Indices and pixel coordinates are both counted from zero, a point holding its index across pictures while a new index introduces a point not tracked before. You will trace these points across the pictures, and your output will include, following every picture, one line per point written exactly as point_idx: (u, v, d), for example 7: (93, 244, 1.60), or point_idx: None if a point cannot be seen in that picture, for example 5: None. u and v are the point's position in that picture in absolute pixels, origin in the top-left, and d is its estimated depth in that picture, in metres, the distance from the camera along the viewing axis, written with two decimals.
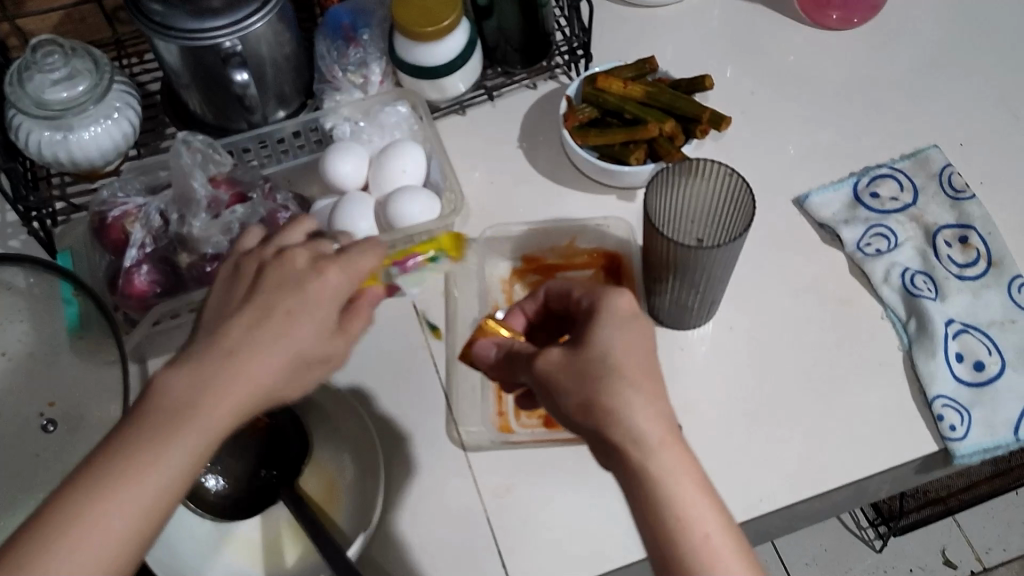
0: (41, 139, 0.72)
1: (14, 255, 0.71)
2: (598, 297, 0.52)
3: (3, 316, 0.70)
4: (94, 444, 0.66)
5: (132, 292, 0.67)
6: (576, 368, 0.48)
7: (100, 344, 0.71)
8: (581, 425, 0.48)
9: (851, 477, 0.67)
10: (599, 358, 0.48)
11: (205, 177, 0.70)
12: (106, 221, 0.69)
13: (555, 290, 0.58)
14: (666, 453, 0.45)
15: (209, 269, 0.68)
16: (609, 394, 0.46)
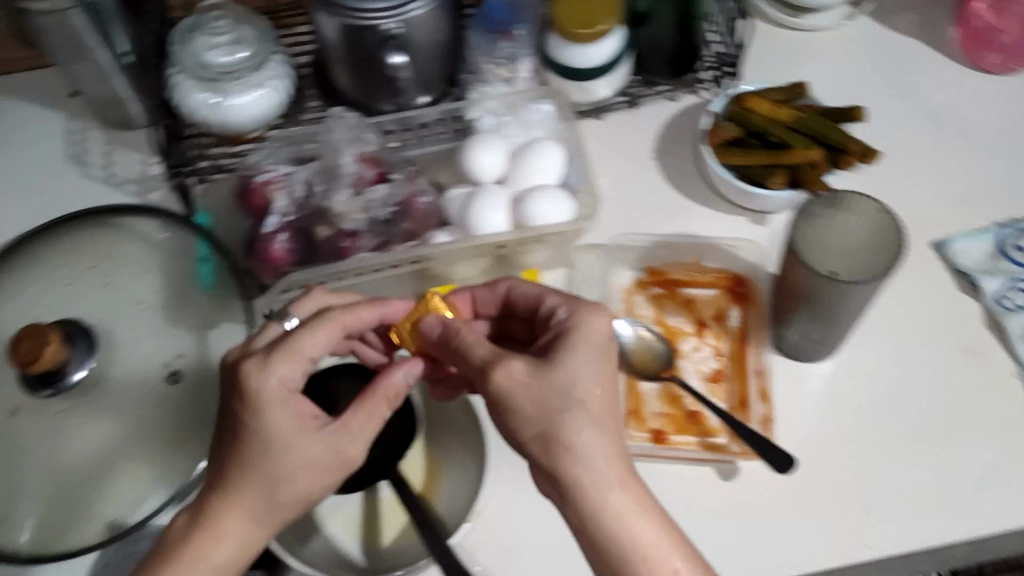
0: (195, 100, 0.75)
1: (151, 208, 0.73)
2: (575, 325, 0.58)
3: (136, 268, 0.72)
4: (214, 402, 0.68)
5: (268, 258, 0.68)
6: (537, 394, 0.54)
7: (227, 303, 0.73)
8: (542, 459, 0.54)
9: (966, 534, 0.65)
10: (550, 392, 0.54)
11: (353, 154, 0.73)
12: (252, 185, 0.71)
13: (522, 292, 0.65)
14: (611, 495, 0.53)
15: (343, 245, 0.69)
16: (568, 429, 0.53)
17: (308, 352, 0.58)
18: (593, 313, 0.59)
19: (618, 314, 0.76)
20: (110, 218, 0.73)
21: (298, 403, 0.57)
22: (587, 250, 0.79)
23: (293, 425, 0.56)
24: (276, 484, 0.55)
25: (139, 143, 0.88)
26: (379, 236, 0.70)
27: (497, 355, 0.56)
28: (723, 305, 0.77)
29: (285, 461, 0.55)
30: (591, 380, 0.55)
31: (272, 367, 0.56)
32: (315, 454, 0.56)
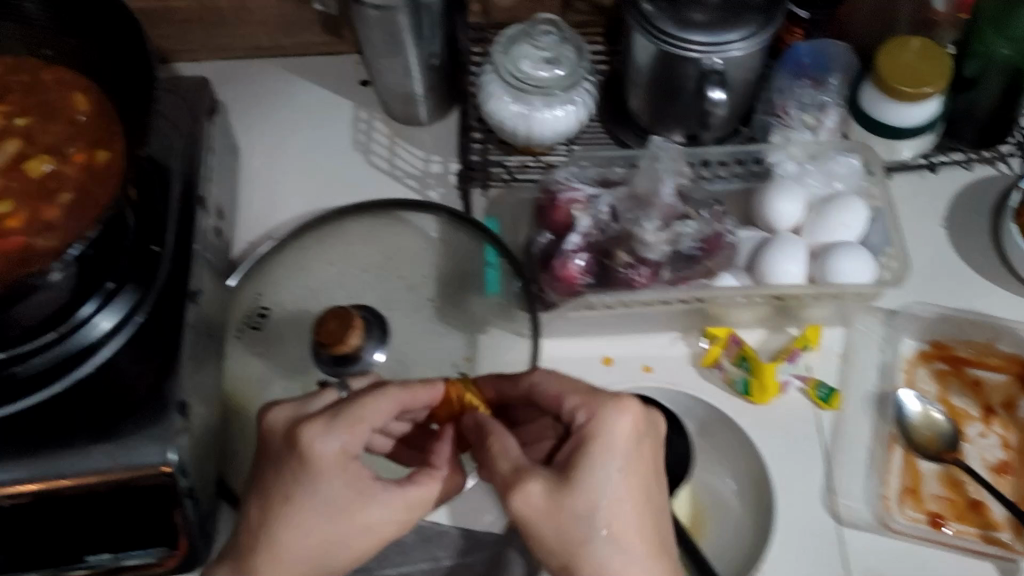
0: (501, 108, 0.77)
1: (427, 203, 0.80)
2: (587, 433, 0.56)
3: (418, 251, 0.78)
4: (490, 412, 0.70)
5: (563, 275, 0.69)
6: (570, 526, 0.54)
7: (510, 311, 0.74)
8: None
9: None
10: (563, 512, 0.54)
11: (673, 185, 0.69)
12: (556, 201, 0.71)
13: (543, 390, 0.61)
14: None
15: (634, 275, 0.68)
16: (583, 556, 0.54)
17: (370, 424, 0.57)
18: (618, 414, 0.56)
19: (900, 385, 0.74)
20: (392, 212, 0.80)
21: (343, 476, 0.57)
22: (870, 313, 0.76)
23: (344, 487, 0.57)
24: (344, 542, 0.58)
25: (421, 140, 0.90)
26: (677, 270, 0.68)
27: (516, 476, 0.56)
28: (1012, 392, 0.73)
29: (320, 528, 0.57)
30: (620, 493, 0.55)
31: (336, 433, 0.57)
32: (387, 510, 0.58)
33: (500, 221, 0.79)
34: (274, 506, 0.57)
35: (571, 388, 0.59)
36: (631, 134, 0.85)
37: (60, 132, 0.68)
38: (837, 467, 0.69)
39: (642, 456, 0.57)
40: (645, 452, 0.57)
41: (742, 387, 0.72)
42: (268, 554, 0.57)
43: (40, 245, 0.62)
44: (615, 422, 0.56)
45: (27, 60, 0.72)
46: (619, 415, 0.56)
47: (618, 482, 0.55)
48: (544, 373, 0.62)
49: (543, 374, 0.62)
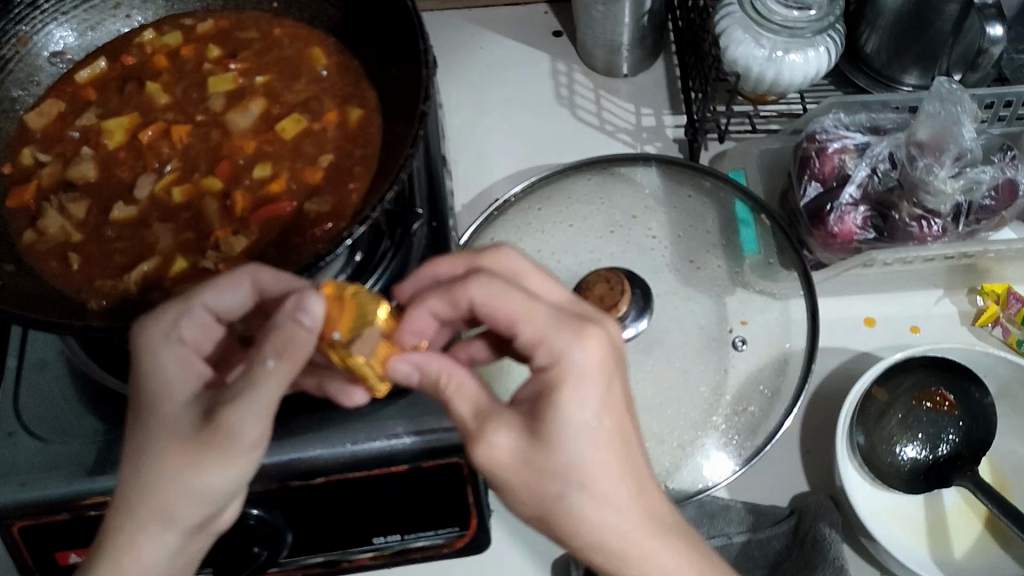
0: (744, 52, 0.71)
1: (633, 154, 0.75)
2: (559, 359, 0.44)
3: (649, 209, 0.73)
4: (771, 379, 0.66)
5: (840, 230, 0.64)
6: (548, 480, 0.42)
7: (776, 272, 0.70)
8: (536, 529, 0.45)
9: None
10: (548, 462, 0.42)
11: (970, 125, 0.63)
12: (824, 150, 0.66)
13: (491, 301, 0.47)
14: (652, 544, 0.43)
15: (918, 229, 0.63)
16: (565, 510, 0.42)
17: (204, 297, 0.46)
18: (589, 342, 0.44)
19: None
20: (617, 169, 0.75)
21: (194, 364, 0.45)
22: None
23: (164, 370, 0.44)
24: (159, 441, 0.43)
25: (627, 92, 0.85)
26: (961, 227, 0.64)
27: (480, 424, 0.44)
28: None
29: (157, 427, 0.43)
30: (608, 447, 0.43)
31: (187, 317, 0.45)
32: (268, 400, 0.42)
33: (747, 173, 0.75)
34: (146, 414, 0.44)
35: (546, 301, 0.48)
36: (867, 80, 0.79)
37: (302, 91, 0.65)
38: None
39: (618, 385, 0.44)
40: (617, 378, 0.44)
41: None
42: (150, 475, 0.42)
43: (310, 211, 0.58)
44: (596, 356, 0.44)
45: (256, 15, 0.68)
46: (601, 345, 0.44)
47: (603, 421, 0.43)
48: (490, 277, 0.48)
49: (483, 286, 0.48)
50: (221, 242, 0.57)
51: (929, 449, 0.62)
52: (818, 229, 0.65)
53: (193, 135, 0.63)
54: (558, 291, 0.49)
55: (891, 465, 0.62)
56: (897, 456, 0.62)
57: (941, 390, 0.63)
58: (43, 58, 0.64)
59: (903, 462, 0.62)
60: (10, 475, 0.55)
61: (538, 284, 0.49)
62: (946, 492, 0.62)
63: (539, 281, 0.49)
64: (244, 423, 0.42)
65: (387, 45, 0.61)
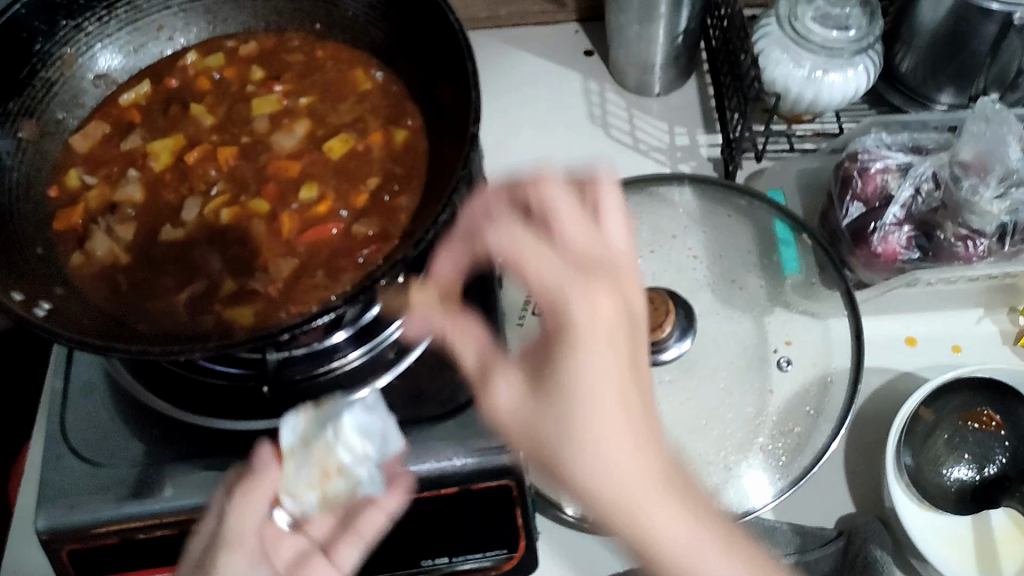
0: (784, 71, 0.71)
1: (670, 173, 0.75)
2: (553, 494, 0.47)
3: (683, 227, 0.73)
4: (815, 399, 0.65)
5: (882, 250, 0.64)
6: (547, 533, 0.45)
7: (818, 293, 0.69)
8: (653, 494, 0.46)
9: None
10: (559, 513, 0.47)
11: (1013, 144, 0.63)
12: (866, 170, 0.66)
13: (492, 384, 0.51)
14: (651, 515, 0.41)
15: (961, 248, 0.63)
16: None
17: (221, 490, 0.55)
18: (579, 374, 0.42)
19: None
20: (654, 188, 0.75)
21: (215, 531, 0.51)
22: None
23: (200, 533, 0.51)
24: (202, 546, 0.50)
25: (661, 111, 0.85)
26: (1006, 246, 0.63)
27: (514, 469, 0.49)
28: None
29: (195, 546, 0.50)
30: (598, 481, 0.41)
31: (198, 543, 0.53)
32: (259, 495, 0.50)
33: (785, 192, 0.75)
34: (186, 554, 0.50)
35: (583, 322, 0.43)
36: (902, 98, 0.80)
37: (347, 112, 0.65)
38: None
39: (623, 369, 0.43)
40: (634, 288, 0.46)
41: None
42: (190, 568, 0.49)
43: (355, 232, 0.58)
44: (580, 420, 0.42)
45: (299, 37, 0.69)
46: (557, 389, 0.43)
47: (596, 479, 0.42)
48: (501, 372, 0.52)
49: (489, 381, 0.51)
50: (268, 265, 0.57)
51: (977, 469, 0.62)
52: (860, 249, 0.65)
53: (239, 156, 0.63)
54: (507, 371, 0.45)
55: (941, 489, 0.61)
56: (944, 477, 0.62)
57: (986, 410, 0.63)
58: (88, 80, 0.64)
59: (949, 483, 0.62)
60: (59, 497, 0.55)
61: (613, 223, 0.49)
62: (994, 512, 0.61)
63: (588, 223, 0.48)
64: (243, 509, 0.50)
65: (433, 67, 0.61)
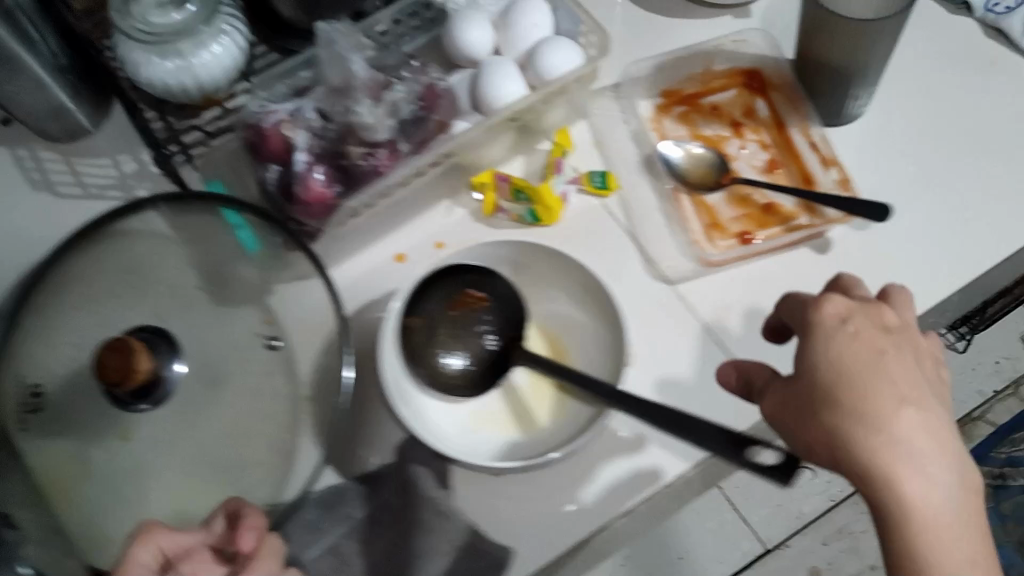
0: (158, 70, 0.70)
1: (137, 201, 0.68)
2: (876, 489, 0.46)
3: (149, 256, 0.68)
4: (320, 355, 0.66)
5: (312, 198, 0.65)
6: (863, 444, 0.46)
7: (281, 256, 0.69)
8: (840, 453, 0.47)
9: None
10: (796, 399, 0.49)
11: (363, 60, 0.67)
12: (262, 131, 0.67)
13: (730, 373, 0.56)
14: (920, 510, 0.46)
15: (373, 162, 0.66)
16: (895, 476, 0.46)
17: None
18: (906, 426, 0.47)
19: (657, 142, 0.75)
20: (104, 229, 0.68)
21: None
22: (598, 94, 0.78)
23: None
24: None
25: (99, 147, 0.82)
26: (412, 139, 0.67)
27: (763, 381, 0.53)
28: (747, 101, 0.77)
29: None
30: (922, 503, 0.46)
31: None
32: None
33: (225, 180, 0.73)
34: None
35: (878, 371, 0.48)
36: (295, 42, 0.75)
37: None
38: (646, 236, 0.72)
39: (918, 382, 0.49)
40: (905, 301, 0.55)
41: (531, 217, 0.72)
42: None
43: None
44: (915, 453, 0.46)
45: None
46: (901, 444, 0.46)
47: (935, 485, 0.46)
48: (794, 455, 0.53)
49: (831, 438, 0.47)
50: None
51: (476, 348, 0.66)
52: (294, 204, 0.67)
53: None
54: (904, 412, 0.47)
55: (456, 381, 0.65)
56: (448, 370, 0.65)
57: (469, 287, 0.66)
58: None
59: (456, 373, 0.65)
60: None
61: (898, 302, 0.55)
62: (513, 373, 0.67)
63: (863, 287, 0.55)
64: None
65: None
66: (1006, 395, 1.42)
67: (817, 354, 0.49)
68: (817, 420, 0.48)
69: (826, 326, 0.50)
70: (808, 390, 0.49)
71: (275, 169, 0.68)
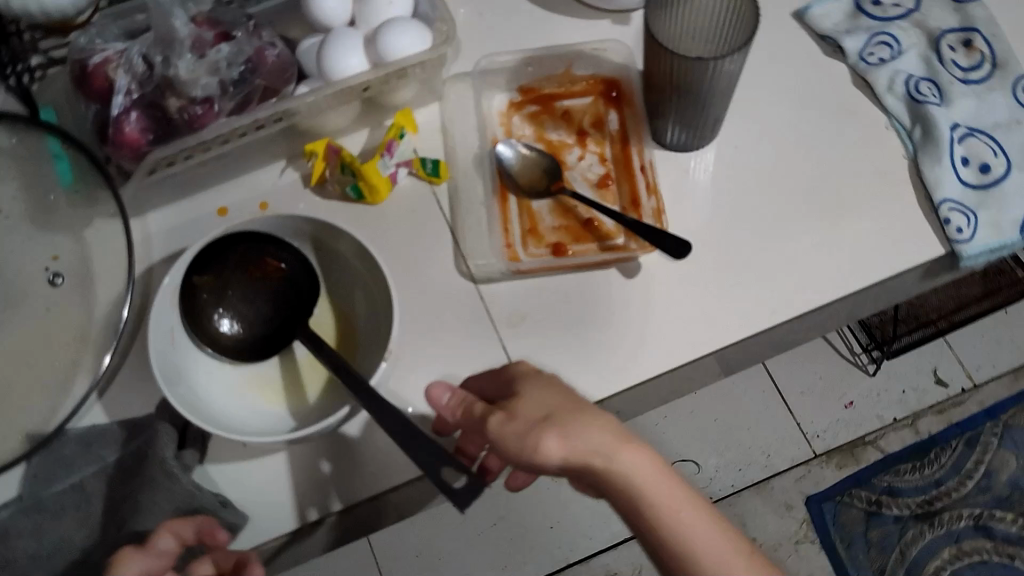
0: None
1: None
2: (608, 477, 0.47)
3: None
4: (109, 292, 0.69)
5: (124, 141, 0.65)
6: (591, 444, 0.47)
7: (94, 196, 0.70)
8: (568, 459, 0.47)
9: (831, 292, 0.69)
10: (513, 421, 0.49)
11: (187, 16, 0.67)
12: (87, 68, 0.67)
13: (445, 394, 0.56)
14: (660, 500, 0.46)
15: (199, 111, 0.66)
16: (621, 475, 0.47)
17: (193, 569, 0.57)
18: (626, 434, 0.48)
19: (499, 138, 0.75)
20: None
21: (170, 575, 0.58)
22: (455, 80, 0.76)
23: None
24: None
25: None
26: (235, 98, 0.67)
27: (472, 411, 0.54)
28: (600, 110, 0.76)
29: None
30: (661, 493, 0.46)
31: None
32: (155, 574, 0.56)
33: (57, 108, 0.74)
34: None
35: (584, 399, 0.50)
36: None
37: None
38: (463, 232, 0.72)
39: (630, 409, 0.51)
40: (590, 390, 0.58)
41: (355, 194, 0.72)
42: None
43: None
44: (637, 460, 0.47)
45: None
46: (624, 454, 0.47)
47: (662, 478, 0.47)
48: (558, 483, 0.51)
49: (560, 440, 0.47)
50: None
51: (259, 317, 0.68)
52: (107, 145, 0.66)
53: None
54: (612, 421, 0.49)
55: (230, 345, 0.68)
56: (225, 334, 0.68)
57: (269, 257, 0.68)
58: None
59: (232, 338, 0.68)
60: None
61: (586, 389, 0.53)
62: (294, 348, 0.70)
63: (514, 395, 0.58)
64: None
65: None
66: (907, 425, 1.38)
67: (525, 389, 0.51)
68: (541, 426, 0.48)
69: (533, 376, 0.52)
70: (529, 411, 0.49)
71: (97, 106, 0.68)
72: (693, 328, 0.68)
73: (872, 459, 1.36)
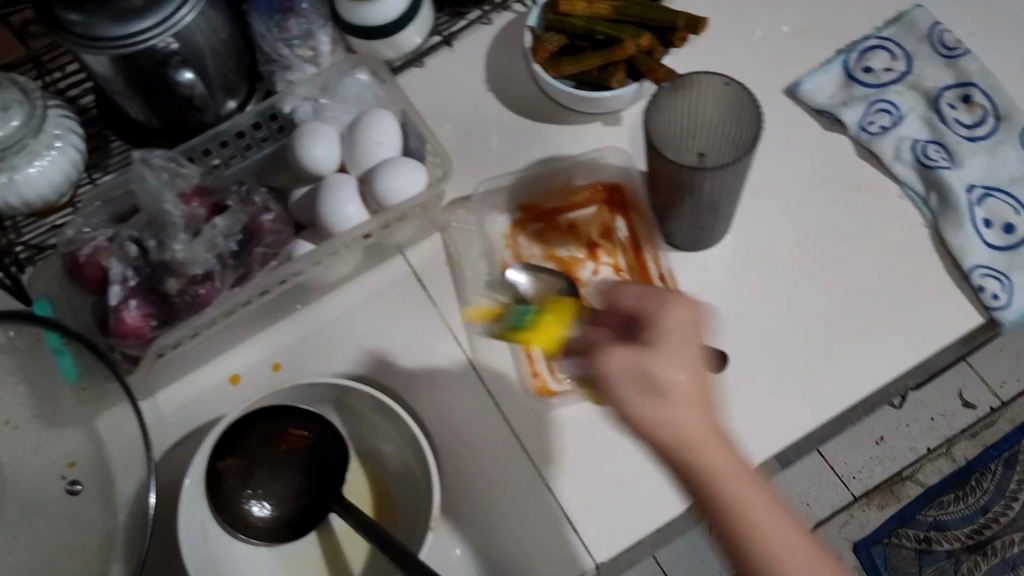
0: None
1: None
2: None
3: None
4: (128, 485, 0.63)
5: (125, 331, 0.62)
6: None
7: (103, 389, 0.63)
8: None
9: (879, 381, 0.65)
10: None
11: (175, 193, 0.66)
12: (78, 260, 0.64)
13: None
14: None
15: (202, 291, 0.64)
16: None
17: None
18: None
19: (509, 262, 0.73)
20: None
21: None
22: (454, 208, 0.74)
23: None
24: None
25: None
26: (237, 271, 0.66)
27: None
28: (606, 218, 0.74)
29: None
30: None
31: None
32: None
33: (52, 299, 0.70)
34: None
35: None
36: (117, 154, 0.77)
37: None
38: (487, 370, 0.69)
39: None
40: None
41: None
42: None
43: None
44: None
45: None
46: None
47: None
48: None
49: None
50: None
51: (290, 493, 0.65)
52: (109, 336, 0.63)
53: None
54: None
55: (263, 527, 0.64)
56: (256, 517, 0.64)
57: (292, 428, 0.66)
58: None
59: (263, 521, 0.64)
60: None
61: None
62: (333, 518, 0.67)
63: None
64: None
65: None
66: (941, 454, 1.22)
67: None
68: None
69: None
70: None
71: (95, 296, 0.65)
72: (744, 434, 0.64)
73: (914, 494, 1.20)
